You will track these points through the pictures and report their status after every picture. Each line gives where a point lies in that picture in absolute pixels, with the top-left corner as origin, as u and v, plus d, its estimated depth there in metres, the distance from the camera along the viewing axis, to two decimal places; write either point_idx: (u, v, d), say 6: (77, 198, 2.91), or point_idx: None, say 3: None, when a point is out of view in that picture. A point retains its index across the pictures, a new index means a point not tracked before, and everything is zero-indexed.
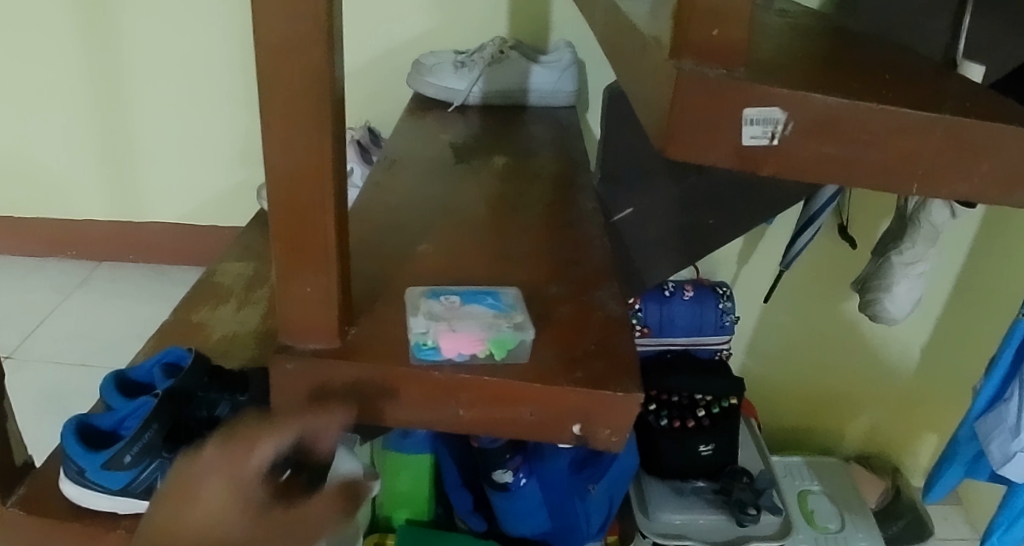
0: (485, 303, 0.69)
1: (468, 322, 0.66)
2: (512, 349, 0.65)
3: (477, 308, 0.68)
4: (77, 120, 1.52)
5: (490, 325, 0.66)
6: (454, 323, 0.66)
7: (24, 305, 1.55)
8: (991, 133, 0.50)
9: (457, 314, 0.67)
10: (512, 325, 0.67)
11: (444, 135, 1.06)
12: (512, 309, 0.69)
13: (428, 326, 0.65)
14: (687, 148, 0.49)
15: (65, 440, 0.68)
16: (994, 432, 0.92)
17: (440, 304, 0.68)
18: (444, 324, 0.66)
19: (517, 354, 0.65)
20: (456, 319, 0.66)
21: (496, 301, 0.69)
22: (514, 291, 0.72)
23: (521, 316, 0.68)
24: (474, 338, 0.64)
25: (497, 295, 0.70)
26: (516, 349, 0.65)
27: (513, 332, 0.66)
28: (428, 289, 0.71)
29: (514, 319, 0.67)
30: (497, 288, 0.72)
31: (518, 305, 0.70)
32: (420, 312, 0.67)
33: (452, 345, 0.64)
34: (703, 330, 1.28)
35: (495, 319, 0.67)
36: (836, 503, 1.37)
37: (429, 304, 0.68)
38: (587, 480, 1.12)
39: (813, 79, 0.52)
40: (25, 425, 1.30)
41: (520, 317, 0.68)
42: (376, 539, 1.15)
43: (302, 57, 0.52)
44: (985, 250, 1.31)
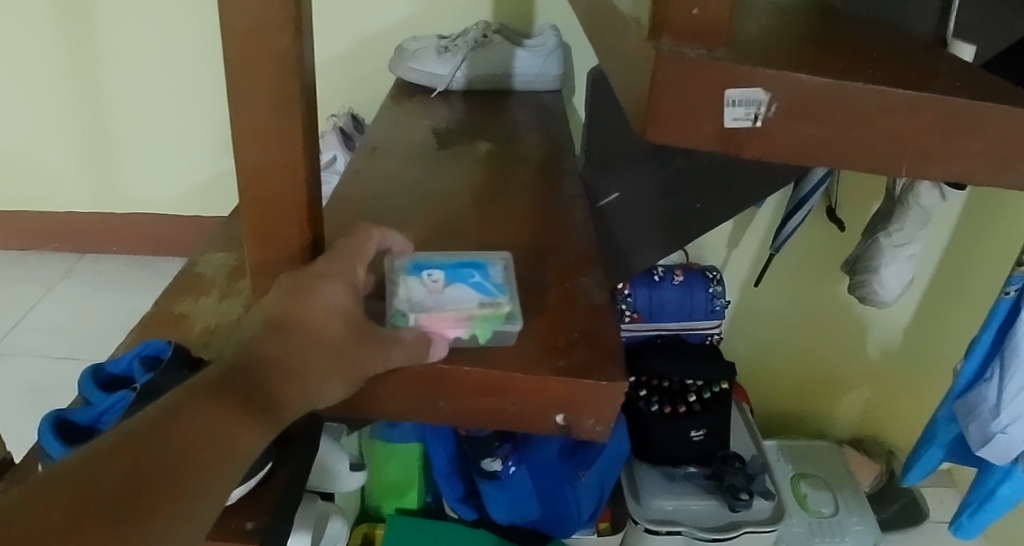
0: (476, 278, 0.64)
1: (456, 303, 0.62)
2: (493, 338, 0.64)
3: (467, 285, 0.63)
4: (57, 110, 1.49)
5: (479, 309, 0.62)
6: (440, 304, 0.62)
7: (6, 298, 1.54)
8: (981, 112, 0.49)
9: (443, 291, 0.62)
10: (502, 310, 0.63)
11: (428, 121, 1.04)
12: (503, 288, 0.65)
13: (410, 306, 0.62)
14: (668, 130, 0.48)
15: (42, 440, 0.70)
16: (975, 414, 0.91)
17: (426, 276, 0.64)
18: (428, 305, 0.62)
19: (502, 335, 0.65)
20: (439, 300, 0.62)
21: (487, 277, 0.65)
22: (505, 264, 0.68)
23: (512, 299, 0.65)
24: (459, 324, 0.62)
25: (488, 269, 0.66)
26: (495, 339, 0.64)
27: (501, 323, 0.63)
28: (412, 257, 0.66)
29: (500, 306, 0.63)
30: (488, 259, 0.67)
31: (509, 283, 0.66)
32: (403, 285, 0.63)
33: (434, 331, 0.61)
34: (694, 314, 1.27)
35: (484, 300, 0.63)
36: (828, 486, 1.37)
37: (413, 274, 0.64)
38: (579, 466, 1.11)
39: (798, 59, 0.51)
40: (9, 419, 1.29)
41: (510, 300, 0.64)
42: (367, 528, 1.17)
43: (271, 40, 0.51)
44: (974, 231, 1.30)
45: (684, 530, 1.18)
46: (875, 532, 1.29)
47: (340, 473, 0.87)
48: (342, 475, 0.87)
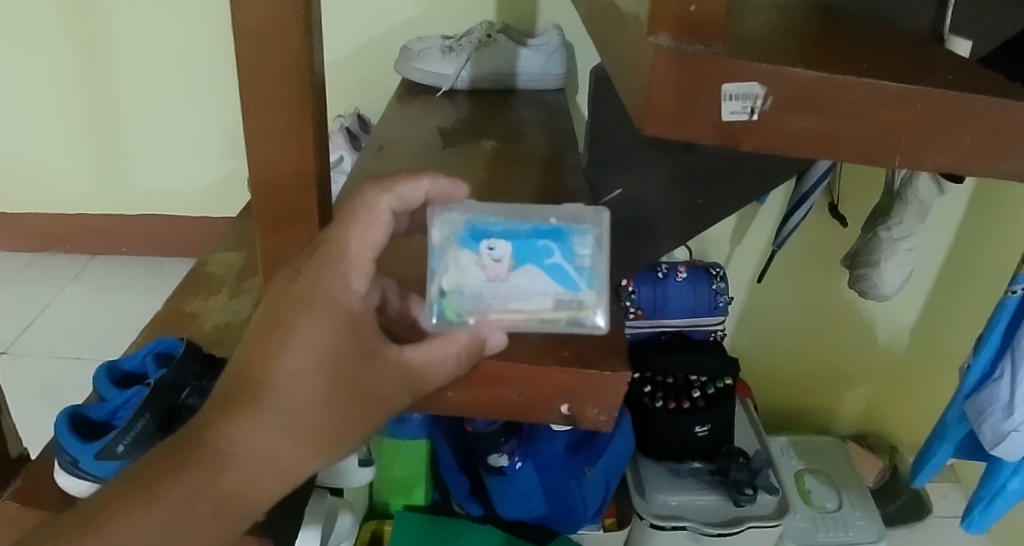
0: (554, 262, 0.54)
1: (520, 297, 0.55)
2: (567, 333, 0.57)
3: (541, 271, 0.54)
4: (66, 114, 1.51)
5: (550, 303, 0.55)
6: (499, 296, 0.55)
7: (18, 300, 1.56)
8: (972, 103, 0.50)
9: (506, 280, 0.54)
10: (577, 304, 0.55)
11: (433, 120, 1.05)
12: (589, 274, 0.55)
13: (459, 292, 0.55)
14: (666, 125, 0.49)
15: (58, 431, 0.73)
16: (986, 412, 0.92)
17: (486, 250, 0.54)
18: (484, 293, 0.55)
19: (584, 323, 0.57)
20: (503, 290, 0.55)
21: (572, 260, 0.55)
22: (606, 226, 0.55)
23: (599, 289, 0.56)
24: (527, 320, 0.56)
25: (575, 243, 0.55)
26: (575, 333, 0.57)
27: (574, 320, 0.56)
28: (475, 214, 0.55)
29: (578, 300, 0.55)
30: (580, 224, 0.55)
31: (602, 265, 0.55)
32: (455, 259, 0.54)
33: (486, 321, 0.56)
34: (698, 311, 1.28)
35: (559, 295, 0.55)
36: (832, 481, 1.38)
37: (473, 245, 0.54)
38: (584, 461, 1.13)
39: (794, 54, 0.52)
40: (23, 418, 1.32)
41: (596, 291, 0.55)
42: (374, 524, 1.19)
43: (282, 41, 0.52)
44: (976, 226, 1.30)
45: (688, 525, 1.20)
46: (879, 527, 1.30)
47: (349, 468, 0.89)
48: (351, 470, 0.89)
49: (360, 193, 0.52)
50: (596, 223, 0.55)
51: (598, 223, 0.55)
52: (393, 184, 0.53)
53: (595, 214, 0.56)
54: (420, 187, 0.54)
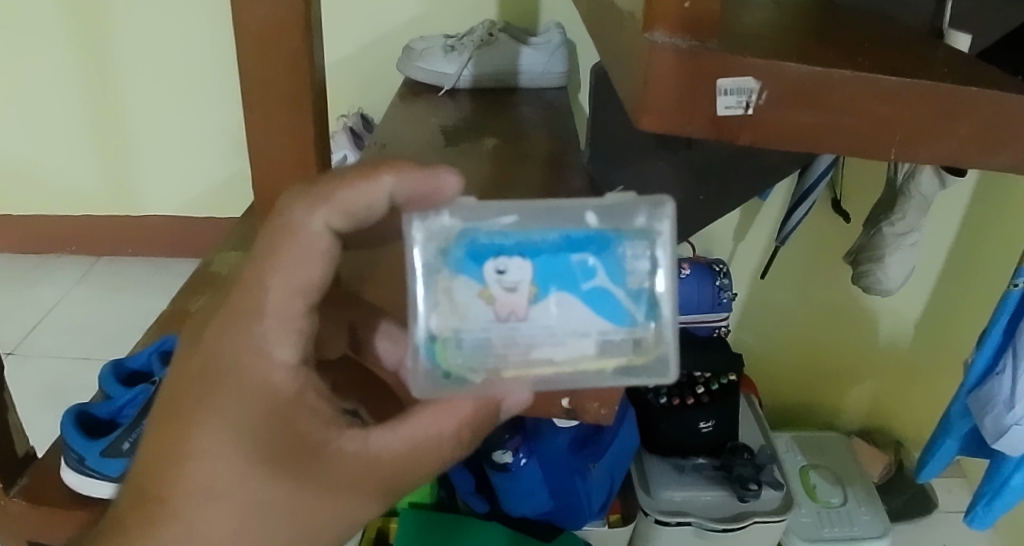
0: (594, 285, 0.45)
1: (552, 336, 0.45)
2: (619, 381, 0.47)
3: (578, 299, 0.45)
4: (71, 117, 1.53)
5: (595, 338, 0.46)
6: (520, 336, 0.45)
7: (25, 301, 1.58)
8: (965, 96, 0.50)
9: (529, 314, 0.45)
10: (629, 338, 0.46)
11: (436, 119, 1.06)
12: (643, 296, 0.46)
13: (460, 335, 0.46)
14: (661, 119, 0.50)
15: (65, 430, 0.74)
16: (989, 405, 0.92)
17: (496, 276, 0.45)
18: (499, 333, 0.45)
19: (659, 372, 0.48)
20: (528, 328, 0.45)
21: (620, 281, 0.46)
22: (664, 233, 0.46)
23: (660, 318, 0.47)
24: (563, 365, 0.46)
25: (620, 257, 0.46)
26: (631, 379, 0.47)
27: (629, 360, 0.47)
28: (475, 224, 0.45)
29: (634, 332, 0.46)
30: (625, 231, 0.46)
31: (660, 285, 0.46)
32: (453, 288, 0.45)
33: (504, 370, 0.46)
34: (701, 307, 1.26)
35: (608, 328, 0.46)
36: (837, 477, 1.38)
37: (479, 269, 0.45)
38: (588, 458, 1.13)
39: (789, 49, 0.53)
40: (31, 418, 1.33)
41: (653, 320, 0.46)
42: (380, 521, 1.20)
43: (281, 40, 0.53)
44: (980, 219, 1.30)
45: (694, 521, 1.20)
46: (883, 523, 1.30)
47: None
48: None
49: (288, 208, 0.46)
50: (650, 228, 0.46)
51: (653, 229, 0.46)
52: (331, 193, 0.46)
53: (647, 216, 0.46)
54: (366, 196, 0.47)
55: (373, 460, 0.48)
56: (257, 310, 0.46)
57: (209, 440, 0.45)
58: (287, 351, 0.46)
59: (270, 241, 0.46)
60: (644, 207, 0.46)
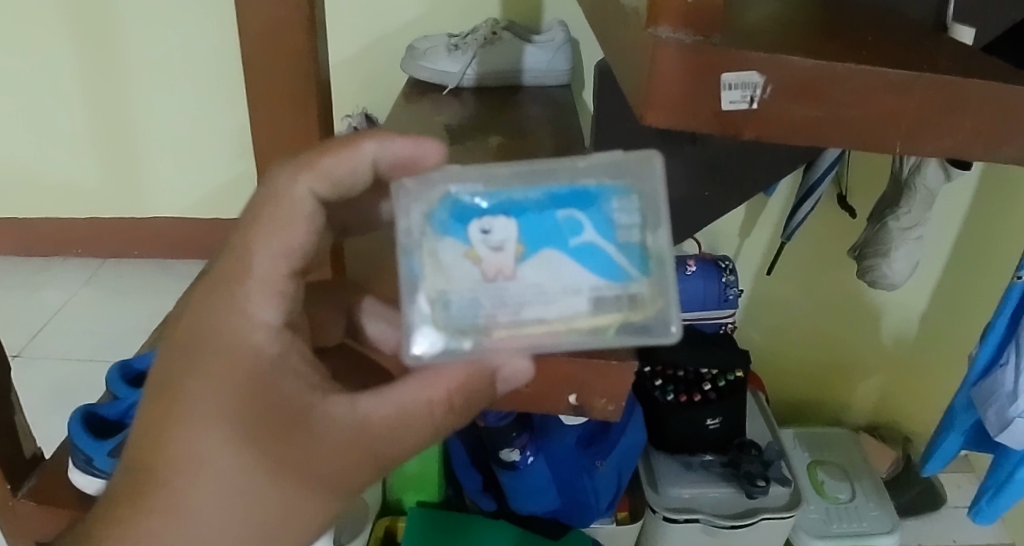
0: (580, 242, 0.49)
1: (541, 293, 0.49)
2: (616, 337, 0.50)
3: (565, 256, 0.49)
4: (76, 120, 1.53)
5: (586, 294, 0.49)
6: (509, 294, 0.49)
7: (31, 303, 1.58)
8: (969, 88, 0.51)
9: (517, 272, 0.49)
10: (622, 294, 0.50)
11: (441, 118, 1.06)
12: (632, 252, 0.50)
13: (450, 295, 0.50)
14: (665, 114, 0.50)
15: (73, 431, 0.75)
16: (992, 398, 0.92)
17: (483, 237, 0.49)
18: (489, 292, 0.49)
19: (658, 332, 0.50)
20: (518, 285, 0.49)
21: (608, 238, 0.49)
22: (646, 191, 0.50)
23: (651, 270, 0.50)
24: (557, 323, 0.49)
25: (605, 216, 0.50)
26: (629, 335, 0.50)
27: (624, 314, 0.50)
28: (459, 187, 0.50)
29: (627, 289, 0.50)
30: (608, 189, 0.50)
31: (648, 238, 0.50)
32: (442, 250, 0.50)
33: (497, 329, 0.50)
34: (708, 304, 1.26)
35: (599, 283, 0.49)
36: (845, 473, 1.38)
37: (467, 230, 0.49)
38: (595, 456, 1.13)
39: (793, 43, 0.52)
40: (37, 419, 1.34)
41: (645, 275, 0.50)
42: (388, 520, 1.19)
43: (286, 39, 0.53)
44: (987, 212, 1.30)
45: (701, 518, 1.20)
46: (892, 518, 1.30)
47: None
48: None
49: (276, 176, 0.50)
50: (636, 186, 0.50)
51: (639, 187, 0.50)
52: (314, 162, 0.50)
53: (631, 175, 0.50)
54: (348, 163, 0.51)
55: (361, 426, 0.48)
56: (242, 274, 0.48)
57: (194, 407, 0.44)
58: (269, 313, 0.48)
59: (255, 205, 0.50)
60: (629, 166, 0.50)
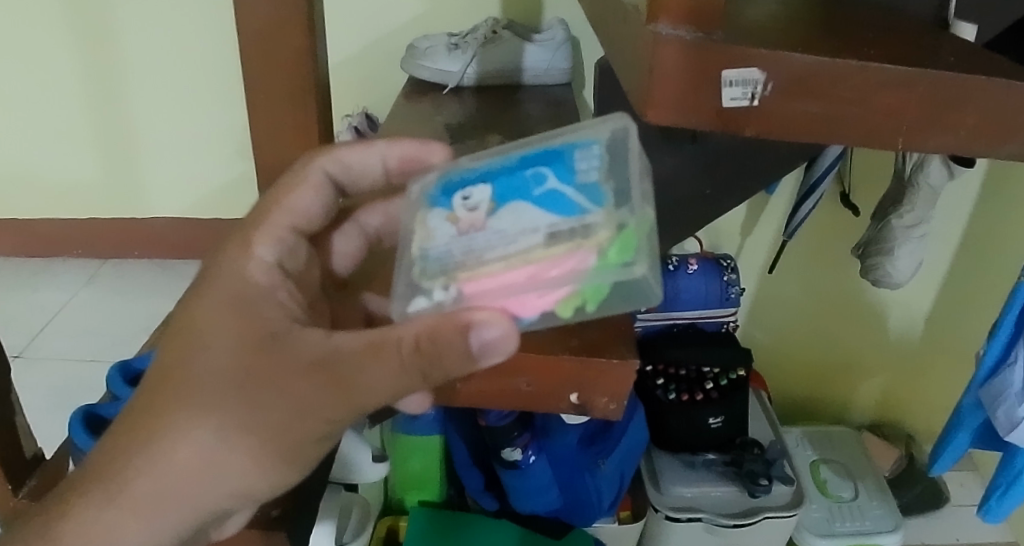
0: (546, 189, 0.49)
1: (504, 236, 0.48)
2: (580, 266, 0.47)
3: (530, 202, 0.48)
4: (76, 121, 1.53)
5: (548, 231, 0.47)
6: (477, 244, 0.49)
7: (32, 304, 1.58)
8: (973, 84, 0.50)
9: (486, 222, 0.49)
10: (580, 227, 0.47)
11: (441, 117, 1.06)
12: (594, 190, 0.48)
13: (428, 256, 0.51)
14: (666, 111, 0.50)
15: (74, 431, 0.74)
16: (1000, 398, 0.92)
17: (461, 200, 0.51)
18: (460, 245, 0.49)
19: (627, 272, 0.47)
20: (484, 231, 0.49)
21: (569, 178, 0.49)
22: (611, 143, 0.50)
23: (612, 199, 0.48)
24: (520, 263, 0.47)
25: (570, 164, 0.49)
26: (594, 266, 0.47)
27: (584, 241, 0.47)
28: (450, 171, 0.53)
29: (588, 222, 0.47)
30: (575, 143, 0.50)
31: (609, 175, 0.49)
32: (429, 219, 0.52)
33: (464, 278, 0.49)
34: (709, 304, 1.26)
35: (561, 217, 0.48)
36: (848, 472, 1.38)
37: (449, 201, 0.52)
38: (597, 455, 1.13)
39: (794, 39, 0.52)
40: (38, 420, 1.34)
41: (604, 205, 0.48)
42: (390, 520, 1.19)
43: (285, 36, 0.53)
44: (990, 209, 1.29)
45: (704, 517, 1.20)
46: (895, 516, 1.29)
47: (362, 465, 0.90)
48: (364, 467, 0.90)
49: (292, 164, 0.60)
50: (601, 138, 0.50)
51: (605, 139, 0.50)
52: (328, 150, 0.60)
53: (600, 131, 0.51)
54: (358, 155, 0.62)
55: (330, 353, 0.49)
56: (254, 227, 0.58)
57: (196, 321, 0.51)
58: (264, 252, 0.57)
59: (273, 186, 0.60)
60: (600, 125, 0.51)
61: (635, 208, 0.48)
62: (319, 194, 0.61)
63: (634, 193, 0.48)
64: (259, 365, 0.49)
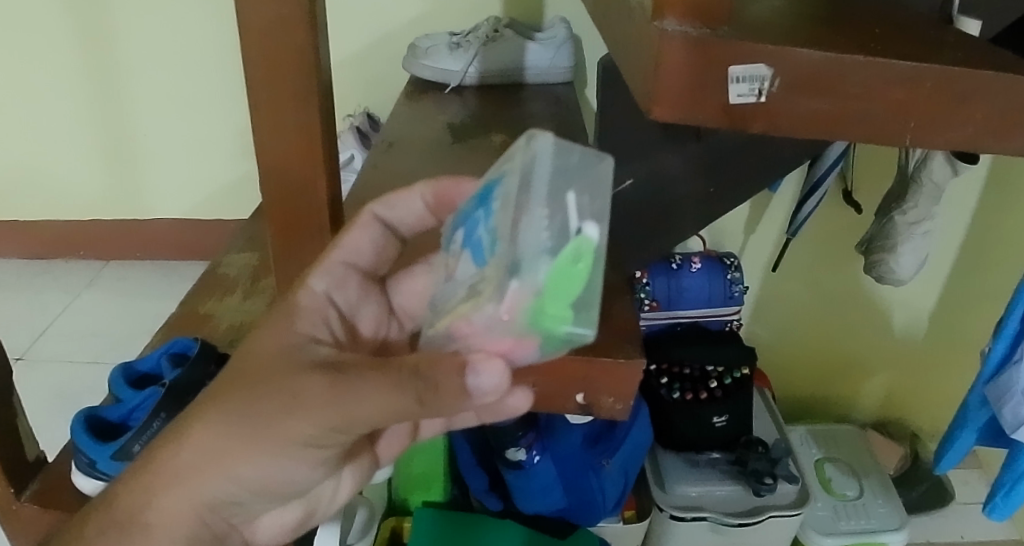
0: (472, 237, 0.41)
1: (450, 293, 0.43)
2: (494, 324, 0.38)
3: (464, 254, 0.41)
4: (78, 123, 1.53)
5: (466, 292, 0.40)
6: (443, 298, 0.44)
7: (33, 306, 1.58)
8: (982, 79, 0.50)
9: (449, 274, 0.44)
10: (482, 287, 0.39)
11: (443, 117, 1.06)
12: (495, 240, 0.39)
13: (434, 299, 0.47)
14: (673, 109, 0.50)
15: (75, 434, 0.74)
16: (1006, 396, 0.91)
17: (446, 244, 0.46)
18: (440, 295, 0.45)
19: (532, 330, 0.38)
20: (445, 285, 0.44)
21: (485, 221, 0.40)
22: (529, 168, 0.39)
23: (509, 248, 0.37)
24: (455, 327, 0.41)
25: (491, 204, 0.40)
26: (514, 324, 0.38)
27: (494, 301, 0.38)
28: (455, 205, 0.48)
29: (485, 282, 0.39)
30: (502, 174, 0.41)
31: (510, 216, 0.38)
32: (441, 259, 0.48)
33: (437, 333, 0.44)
34: (713, 302, 1.26)
35: (479, 270, 0.40)
36: (853, 470, 1.37)
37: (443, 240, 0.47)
38: (602, 455, 1.12)
39: (800, 35, 0.52)
40: (41, 422, 1.34)
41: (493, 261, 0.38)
42: (394, 521, 1.19)
43: (287, 36, 0.53)
44: (995, 205, 1.29)
45: (709, 516, 1.19)
46: (901, 514, 1.28)
47: None
48: None
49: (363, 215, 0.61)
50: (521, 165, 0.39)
51: (533, 161, 0.39)
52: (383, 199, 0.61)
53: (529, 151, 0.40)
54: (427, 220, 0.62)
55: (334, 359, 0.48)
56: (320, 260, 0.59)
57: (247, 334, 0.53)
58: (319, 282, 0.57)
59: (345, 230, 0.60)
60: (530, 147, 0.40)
61: (524, 254, 0.36)
62: (374, 237, 0.61)
63: (524, 234, 0.36)
64: (256, 363, 0.49)
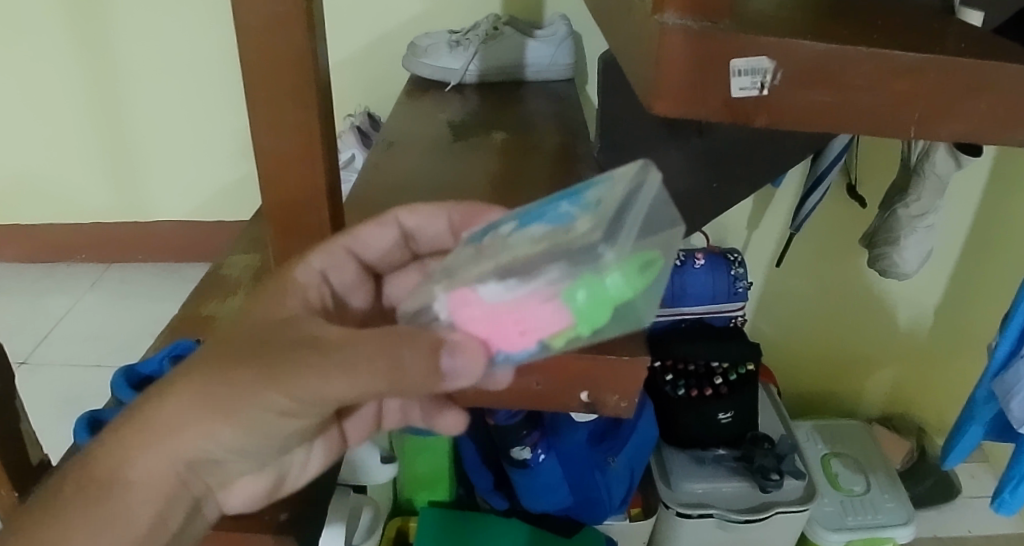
0: (558, 213, 0.48)
1: (502, 252, 0.48)
2: (533, 300, 0.45)
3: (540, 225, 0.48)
4: (79, 125, 1.53)
5: (528, 247, 0.47)
6: (474, 263, 0.49)
7: (36, 310, 1.58)
8: (986, 68, 0.49)
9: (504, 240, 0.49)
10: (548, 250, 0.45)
11: (443, 115, 1.05)
12: (587, 213, 0.46)
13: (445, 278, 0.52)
14: (673, 104, 0.49)
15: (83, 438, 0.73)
16: (1013, 390, 0.90)
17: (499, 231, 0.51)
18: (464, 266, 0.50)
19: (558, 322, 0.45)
20: (491, 247, 0.49)
21: (576, 204, 0.47)
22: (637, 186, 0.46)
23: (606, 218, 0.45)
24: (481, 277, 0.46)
25: (585, 197, 0.48)
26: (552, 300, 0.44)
27: (531, 275, 0.44)
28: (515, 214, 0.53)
29: (553, 244, 0.45)
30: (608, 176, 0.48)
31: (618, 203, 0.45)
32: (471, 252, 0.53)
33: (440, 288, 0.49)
34: (717, 298, 1.25)
35: (551, 233, 0.47)
36: (859, 465, 1.36)
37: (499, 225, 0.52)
38: (607, 452, 1.13)
39: (802, 27, 0.52)
40: (44, 426, 1.34)
41: (579, 227, 0.45)
42: (399, 521, 1.19)
43: (288, 35, 0.52)
44: (999, 197, 1.28)
45: (715, 512, 1.19)
46: (908, 509, 1.28)
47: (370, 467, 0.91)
48: (373, 468, 0.91)
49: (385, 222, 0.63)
50: (632, 177, 0.47)
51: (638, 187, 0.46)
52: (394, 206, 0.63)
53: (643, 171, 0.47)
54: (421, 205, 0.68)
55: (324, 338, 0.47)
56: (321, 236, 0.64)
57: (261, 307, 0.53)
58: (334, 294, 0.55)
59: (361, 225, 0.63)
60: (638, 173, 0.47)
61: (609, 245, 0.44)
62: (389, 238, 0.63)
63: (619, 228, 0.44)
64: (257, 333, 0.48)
